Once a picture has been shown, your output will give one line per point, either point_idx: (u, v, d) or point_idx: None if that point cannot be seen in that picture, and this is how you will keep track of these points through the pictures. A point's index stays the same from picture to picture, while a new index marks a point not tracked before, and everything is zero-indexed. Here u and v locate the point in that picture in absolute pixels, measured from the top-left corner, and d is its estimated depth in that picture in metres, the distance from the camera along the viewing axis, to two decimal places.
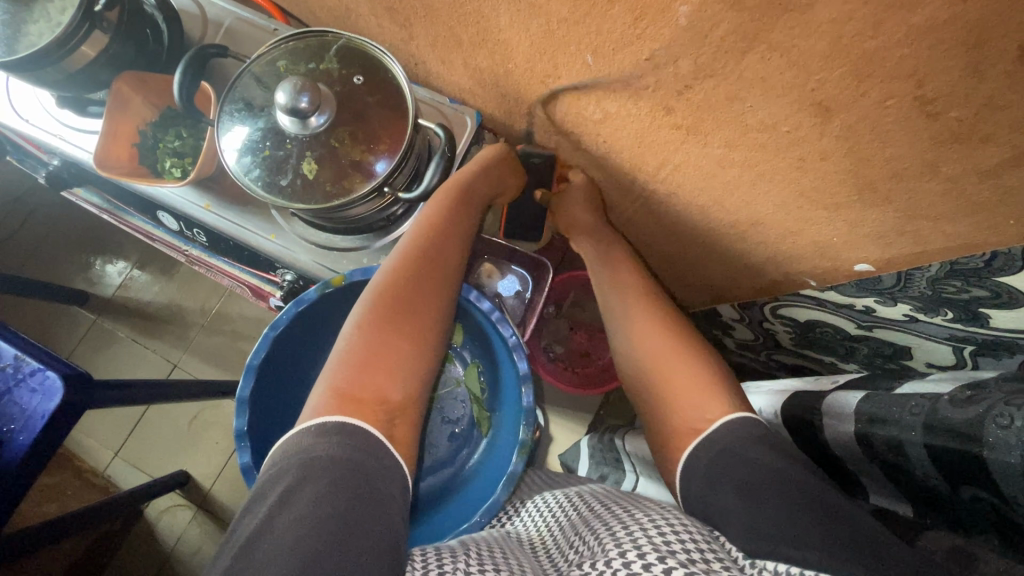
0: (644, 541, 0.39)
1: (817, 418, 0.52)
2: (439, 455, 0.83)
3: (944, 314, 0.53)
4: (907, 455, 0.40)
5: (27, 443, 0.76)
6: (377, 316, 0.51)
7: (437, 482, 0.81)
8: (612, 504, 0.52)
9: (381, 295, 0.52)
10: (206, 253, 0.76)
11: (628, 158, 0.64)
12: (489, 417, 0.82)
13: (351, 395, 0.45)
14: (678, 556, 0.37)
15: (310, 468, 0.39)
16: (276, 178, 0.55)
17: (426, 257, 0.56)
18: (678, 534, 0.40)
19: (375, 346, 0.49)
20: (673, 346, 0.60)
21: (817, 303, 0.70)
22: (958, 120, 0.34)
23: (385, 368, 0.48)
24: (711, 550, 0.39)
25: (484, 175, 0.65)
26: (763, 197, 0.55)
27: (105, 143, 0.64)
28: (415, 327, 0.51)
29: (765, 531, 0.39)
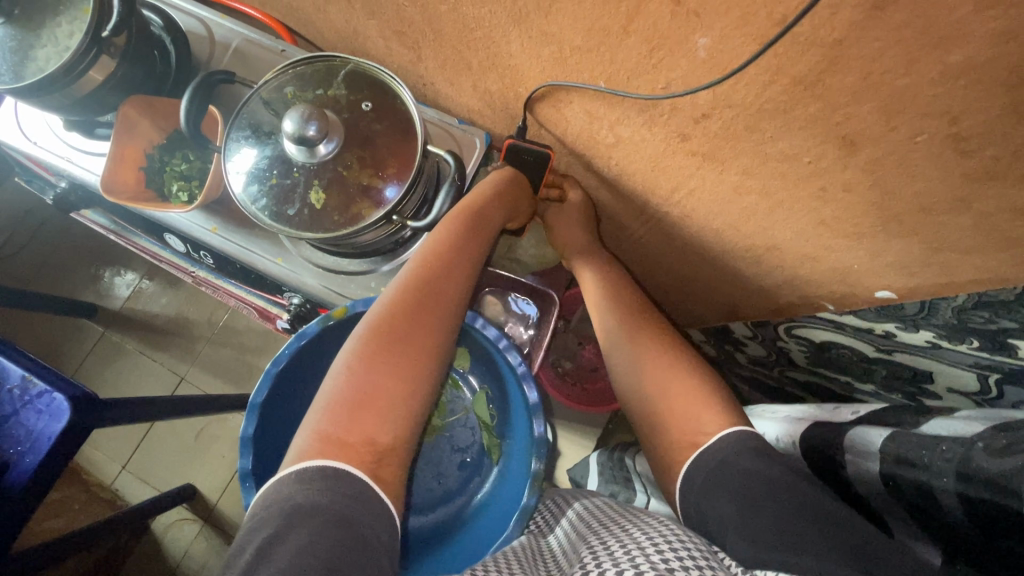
0: (642, 559, 0.37)
1: (838, 453, 0.50)
2: (450, 485, 0.81)
3: (970, 343, 0.51)
4: (938, 500, 0.39)
5: (34, 465, 0.76)
6: (368, 350, 0.50)
7: (448, 513, 0.79)
8: (607, 523, 0.50)
9: (373, 330, 0.51)
10: (213, 276, 0.74)
11: (640, 181, 0.62)
12: (500, 445, 0.80)
13: (337, 438, 0.44)
14: (675, 571, 0.36)
15: (292, 517, 0.37)
16: (284, 207, 0.54)
17: (427, 288, 0.55)
18: (677, 550, 0.38)
19: (364, 384, 0.47)
20: (678, 370, 0.59)
21: (833, 325, 0.68)
22: (993, 159, 0.32)
23: (374, 410, 0.46)
24: (711, 567, 0.37)
25: (499, 200, 0.64)
26: (781, 223, 0.53)
27: (112, 167, 0.63)
28: (408, 366, 0.50)
29: (767, 544, 0.38)
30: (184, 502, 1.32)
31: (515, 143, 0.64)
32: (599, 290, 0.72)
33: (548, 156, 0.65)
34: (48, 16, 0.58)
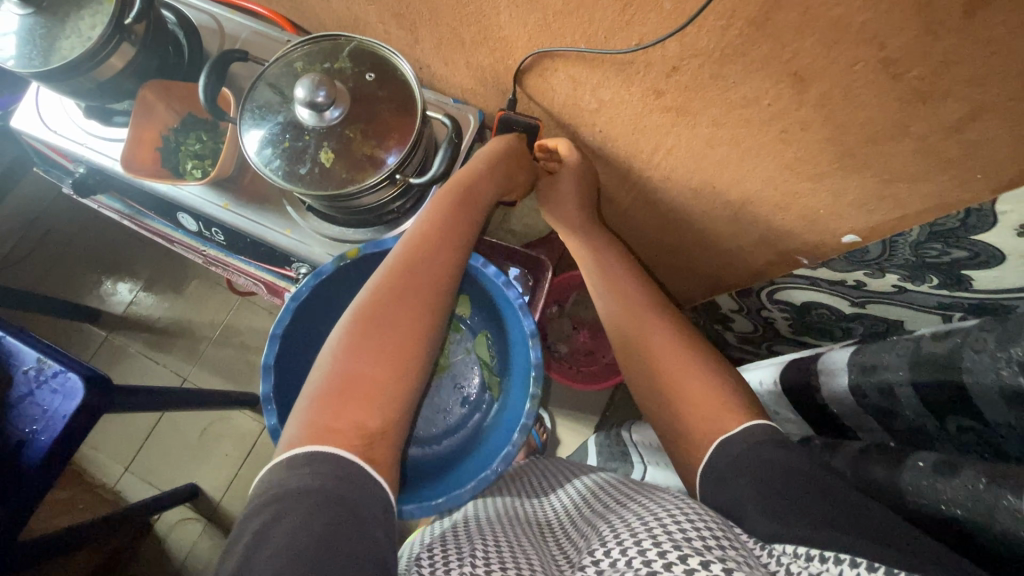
0: (659, 530, 0.40)
1: (812, 379, 0.54)
2: (451, 421, 0.84)
3: (930, 281, 0.56)
4: (897, 396, 0.42)
5: (49, 442, 0.79)
6: (354, 339, 0.53)
7: (448, 447, 0.82)
8: (610, 508, 0.52)
9: (360, 317, 0.55)
10: (224, 254, 0.77)
11: (623, 146, 0.67)
12: (500, 382, 0.84)
13: (326, 426, 0.47)
14: (697, 548, 0.38)
15: (287, 499, 0.40)
16: (296, 167, 0.58)
17: (411, 274, 0.58)
18: (694, 521, 0.41)
19: (350, 369, 0.51)
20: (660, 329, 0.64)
21: (810, 282, 0.74)
22: (918, 78, 0.38)
23: (362, 400, 0.50)
24: (727, 537, 0.40)
25: (490, 177, 0.68)
26: (751, 173, 0.59)
27: (131, 148, 0.69)
28: (393, 351, 0.53)
29: (782, 516, 0.39)
30: (188, 500, 1.33)
31: (508, 115, 0.69)
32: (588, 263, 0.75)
33: (538, 128, 0.70)
34: (74, 8, 0.63)
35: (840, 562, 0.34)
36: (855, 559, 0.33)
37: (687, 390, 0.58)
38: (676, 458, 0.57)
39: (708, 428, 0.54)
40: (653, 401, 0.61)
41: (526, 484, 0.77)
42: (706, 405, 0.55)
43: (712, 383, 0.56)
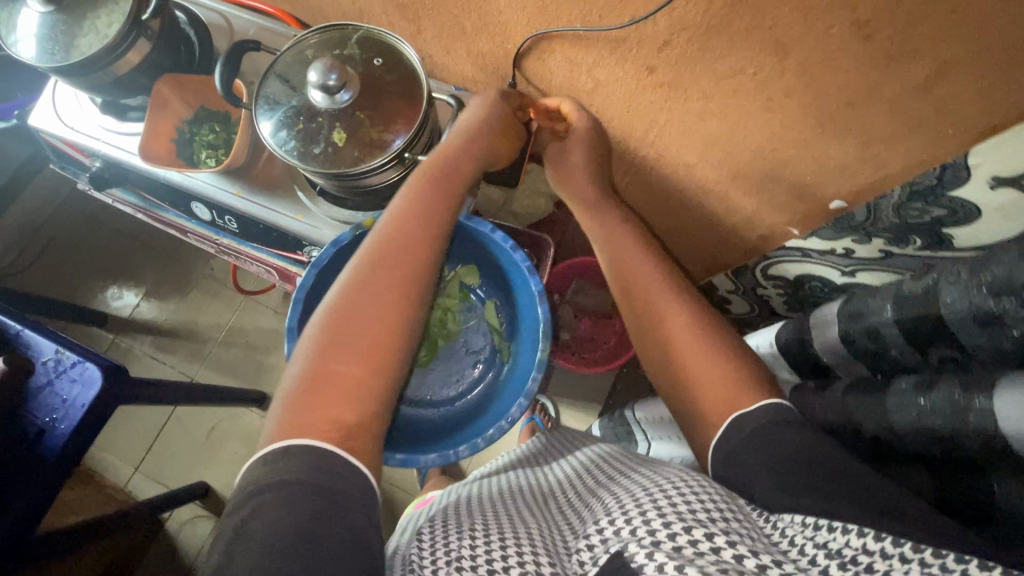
0: (664, 504, 0.42)
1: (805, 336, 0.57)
2: (464, 384, 0.87)
3: (914, 242, 0.62)
4: (882, 336, 0.45)
5: (68, 430, 0.81)
6: (327, 336, 0.55)
7: (462, 407, 0.86)
8: (612, 479, 0.55)
9: (334, 317, 0.56)
10: (236, 242, 0.80)
11: (618, 127, 0.71)
12: (510, 346, 0.86)
13: (302, 422, 0.49)
14: (701, 521, 0.40)
15: (277, 487, 0.44)
16: (310, 147, 0.60)
17: (385, 265, 0.59)
18: (699, 495, 0.43)
19: (323, 368, 0.53)
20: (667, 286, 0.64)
21: (802, 254, 0.78)
22: (890, 38, 0.42)
23: (335, 397, 0.52)
24: (729, 509, 0.42)
25: (467, 157, 0.66)
26: (741, 145, 0.62)
27: (147, 137, 0.71)
28: (366, 346, 0.55)
29: (794, 491, 0.42)
30: (198, 498, 1.35)
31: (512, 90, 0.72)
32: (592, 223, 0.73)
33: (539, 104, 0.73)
34: (92, 6, 0.66)
35: (848, 531, 0.37)
36: (859, 529, 0.37)
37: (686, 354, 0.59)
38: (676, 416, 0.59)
39: (707, 380, 0.56)
40: (652, 364, 0.63)
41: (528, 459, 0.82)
42: (704, 359, 0.57)
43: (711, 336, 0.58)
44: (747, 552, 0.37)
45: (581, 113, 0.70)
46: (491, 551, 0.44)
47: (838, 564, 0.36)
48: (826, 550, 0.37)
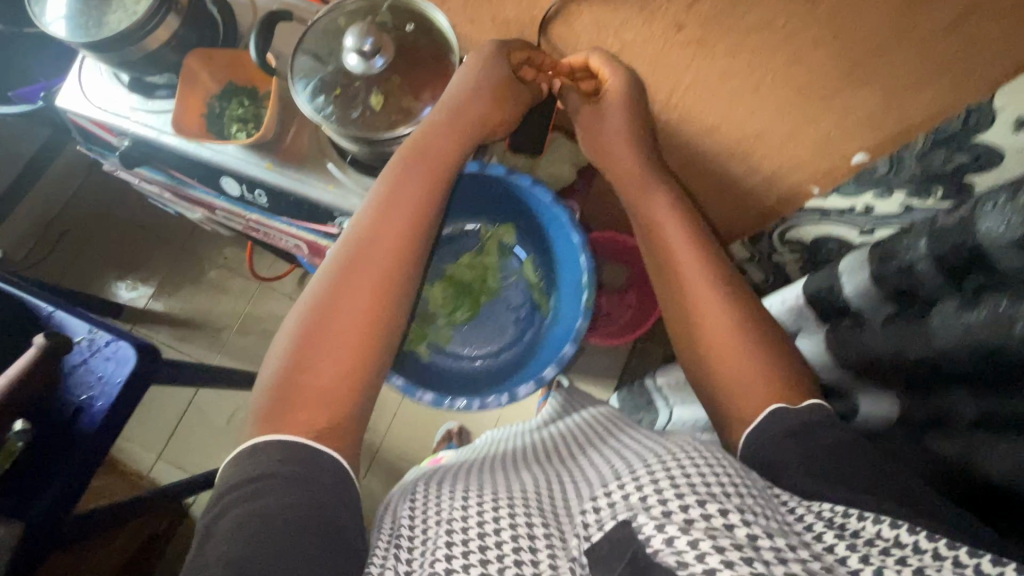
0: (665, 479, 0.43)
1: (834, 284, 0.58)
2: (506, 338, 0.90)
3: (936, 193, 0.60)
4: (916, 272, 0.46)
5: (105, 407, 0.82)
6: (305, 335, 0.56)
7: (506, 361, 0.89)
8: (621, 448, 0.57)
9: (308, 318, 0.57)
10: (265, 217, 0.81)
11: (643, 90, 0.72)
12: (549, 300, 0.89)
13: (278, 418, 0.52)
14: (715, 496, 0.41)
15: (251, 485, 0.46)
16: (349, 112, 0.63)
17: (354, 264, 0.59)
18: (701, 468, 0.44)
19: (305, 367, 0.54)
20: (713, 278, 0.63)
21: (822, 214, 0.78)
22: None
23: (308, 399, 0.53)
24: (743, 485, 0.44)
25: (443, 143, 0.66)
26: (765, 103, 0.63)
27: (179, 111, 0.73)
28: (346, 345, 0.56)
29: (823, 477, 0.45)
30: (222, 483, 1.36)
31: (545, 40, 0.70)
32: (638, 201, 0.71)
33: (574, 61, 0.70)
34: None
35: (878, 522, 0.40)
36: (890, 521, 0.39)
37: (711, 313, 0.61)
38: (701, 382, 0.61)
39: (736, 371, 0.57)
40: (675, 324, 0.66)
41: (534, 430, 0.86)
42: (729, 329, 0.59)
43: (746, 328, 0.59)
44: (762, 533, 0.39)
45: (615, 68, 0.67)
46: (481, 513, 0.47)
47: (859, 556, 0.39)
48: (851, 543, 0.40)
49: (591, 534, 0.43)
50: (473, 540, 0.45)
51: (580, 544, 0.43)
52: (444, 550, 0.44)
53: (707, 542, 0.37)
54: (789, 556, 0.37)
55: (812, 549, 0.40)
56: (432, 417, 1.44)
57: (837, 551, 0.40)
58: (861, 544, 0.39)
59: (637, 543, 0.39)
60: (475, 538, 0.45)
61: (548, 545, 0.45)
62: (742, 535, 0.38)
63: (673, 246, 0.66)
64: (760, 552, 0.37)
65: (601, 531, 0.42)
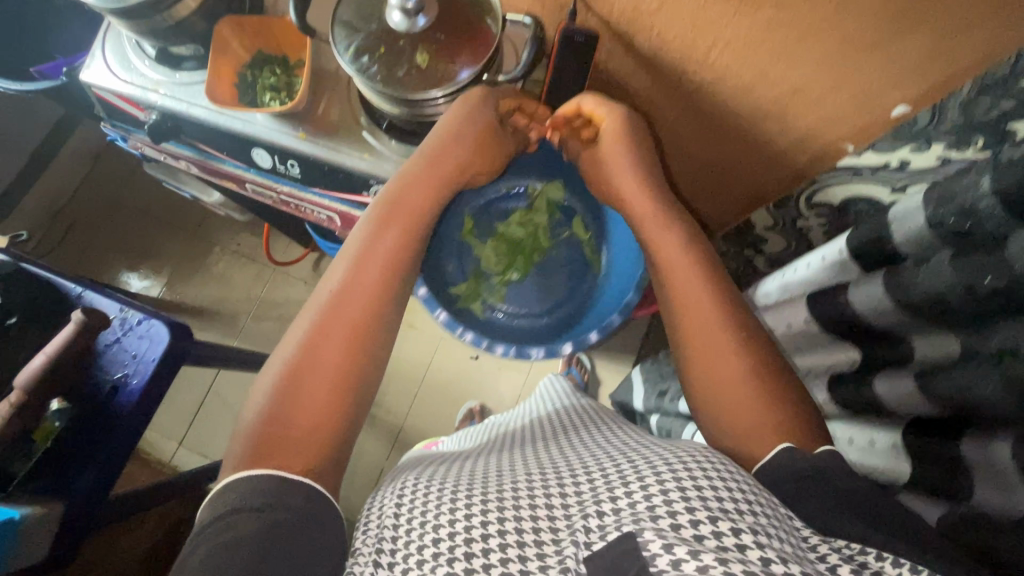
0: (673, 486, 0.41)
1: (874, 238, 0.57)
2: (562, 293, 0.97)
3: (977, 143, 0.59)
4: (979, 211, 0.43)
5: (140, 386, 0.81)
6: (286, 380, 0.55)
7: (564, 314, 0.96)
8: (624, 450, 0.55)
9: (291, 362, 0.56)
10: (297, 189, 0.81)
11: (679, 49, 0.72)
12: (600, 254, 0.96)
13: (263, 456, 0.50)
14: (728, 513, 0.39)
15: (218, 523, 0.45)
16: (394, 70, 0.64)
17: (335, 310, 0.60)
18: (712, 480, 0.42)
19: (277, 414, 0.53)
20: (726, 325, 0.61)
21: (854, 172, 0.78)
22: None
23: (287, 446, 0.51)
24: (759, 504, 0.41)
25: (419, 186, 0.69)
26: (807, 55, 0.63)
27: (213, 80, 0.73)
28: (324, 392, 0.55)
29: (840, 510, 0.43)
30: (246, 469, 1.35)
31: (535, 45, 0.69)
32: (649, 237, 0.71)
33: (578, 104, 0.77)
34: None
35: (888, 559, 0.37)
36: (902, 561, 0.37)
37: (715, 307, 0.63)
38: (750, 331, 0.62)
39: (744, 422, 0.56)
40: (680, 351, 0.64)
41: (522, 427, 0.83)
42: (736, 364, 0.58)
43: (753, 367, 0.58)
44: (777, 557, 0.36)
45: (612, 108, 0.74)
46: (468, 515, 0.45)
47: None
48: (854, 566, 0.37)
49: (592, 542, 0.40)
50: (459, 545, 0.43)
51: (574, 553, 0.40)
52: (430, 552, 0.43)
53: (715, 562, 0.34)
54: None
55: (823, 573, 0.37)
56: (454, 396, 1.44)
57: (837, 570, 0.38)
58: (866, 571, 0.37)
59: (640, 560, 0.36)
60: (461, 544, 0.43)
61: (535, 555, 0.42)
62: (755, 558, 0.36)
63: (672, 274, 0.67)
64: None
65: (602, 543, 0.39)
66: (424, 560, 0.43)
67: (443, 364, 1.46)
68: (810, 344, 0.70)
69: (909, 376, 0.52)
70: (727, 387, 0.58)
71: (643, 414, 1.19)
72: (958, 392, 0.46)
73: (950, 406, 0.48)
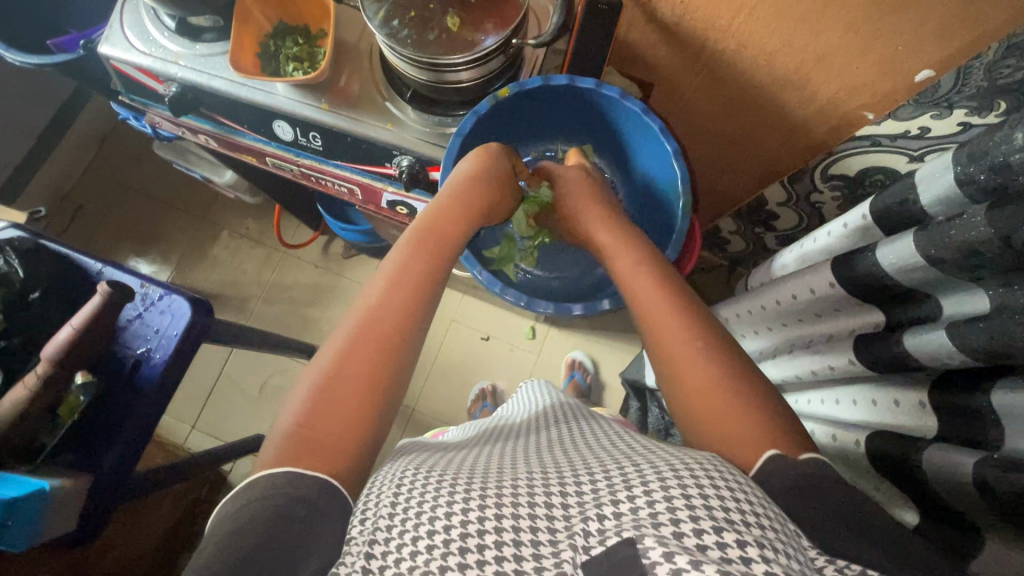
0: (678, 493, 0.39)
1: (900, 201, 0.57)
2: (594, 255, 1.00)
3: (997, 106, 0.64)
4: (1012, 164, 0.44)
5: (163, 360, 0.82)
6: (322, 393, 0.54)
7: (597, 275, 0.99)
8: (628, 450, 0.52)
9: (325, 379, 0.55)
10: (318, 162, 0.81)
11: (703, 17, 0.72)
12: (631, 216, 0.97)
13: (298, 453, 0.50)
14: (734, 523, 0.37)
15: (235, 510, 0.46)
16: (425, 34, 0.66)
17: (372, 331, 0.59)
18: (721, 490, 0.40)
19: (309, 421, 0.52)
20: (685, 329, 0.59)
21: (872, 142, 0.80)
22: None
23: (320, 454, 0.51)
24: (767, 514, 0.39)
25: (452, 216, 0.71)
26: (834, 19, 0.63)
27: (237, 49, 0.73)
28: (355, 403, 0.54)
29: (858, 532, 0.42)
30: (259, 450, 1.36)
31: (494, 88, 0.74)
32: (619, 261, 0.69)
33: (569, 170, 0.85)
34: None
35: None
36: None
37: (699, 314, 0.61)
38: None
39: (736, 422, 0.52)
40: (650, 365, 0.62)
41: (521, 421, 0.79)
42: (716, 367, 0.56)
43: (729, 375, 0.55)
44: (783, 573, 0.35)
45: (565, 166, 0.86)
46: (466, 506, 0.42)
47: None
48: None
49: (591, 546, 0.38)
50: (455, 539, 0.40)
51: (571, 557, 0.38)
52: (425, 545, 0.40)
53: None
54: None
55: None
56: (463, 377, 1.45)
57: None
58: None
59: (638, 568, 0.35)
60: (457, 538, 0.40)
61: (531, 554, 0.39)
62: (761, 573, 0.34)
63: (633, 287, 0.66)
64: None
65: (601, 546, 0.37)
66: (418, 555, 0.40)
67: (452, 345, 1.47)
68: (827, 311, 0.72)
69: (939, 329, 0.53)
70: (695, 386, 0.55)
71: (653, 390, 1.20)
72: (993, 344, 0.47)
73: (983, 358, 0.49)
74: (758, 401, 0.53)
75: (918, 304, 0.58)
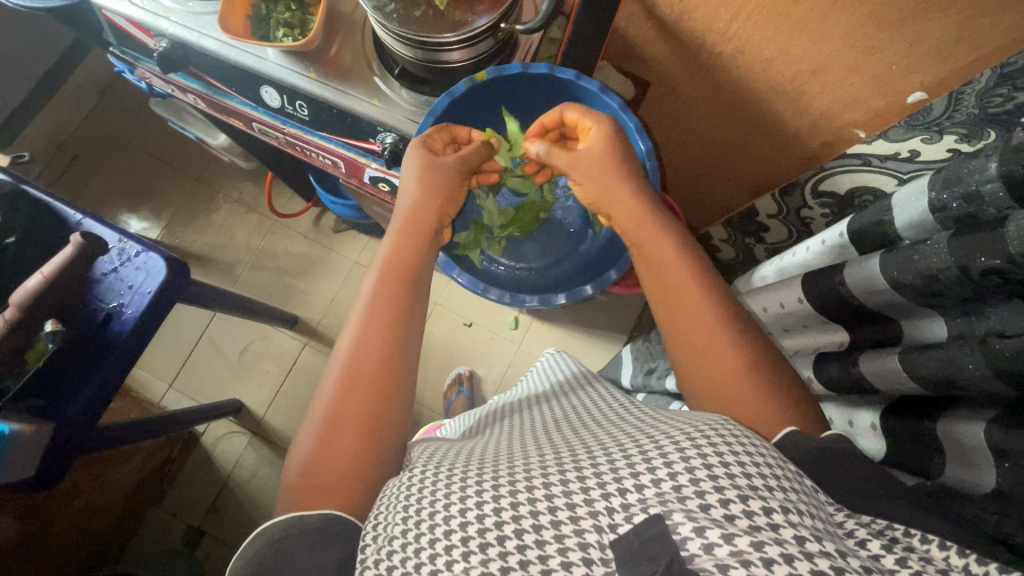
0: (695, 457, 0.37)
1: (874, 222, 0.57)
2: (560, 254, 1.02)
3: (986, 137, 0.60)
4: (982, 194, 0.44)
5: (134, 316, 0.82)
6: (320, 436, 0.53)
7: (562, 271, 1.01)
8: (635, 424, 0.49)
9: (325, 420, 0.54)
10: (304, 132, 0.80)
11: (702, 16, 0.70)
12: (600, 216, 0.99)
13: (307, 496, 0.50)
14: (757, 491, 0.35)
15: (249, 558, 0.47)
16: (412, 9, 0.65)
17: (355, 372, 0.57)
18: (738, 452, 0.38)
19: (310, 468, 0.51)
20: (695, 348, 0.57)
21: (863, 160, 0.78)
22: None
23: (328, 494, 0.50)
24: (789, 479, 0.38)
25: (421, 235, 0.69)
26: (831, 31, 0.62)
27: (226, 10, 0.72)
28: (356, 433, 0.54)
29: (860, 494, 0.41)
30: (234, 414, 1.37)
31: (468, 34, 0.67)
32: (639, 238, 0.66)
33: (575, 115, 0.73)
34: None
35: (930, 542, 0.36)
36: (945, 542, 0.36)
37: (711, 305, 0.58)
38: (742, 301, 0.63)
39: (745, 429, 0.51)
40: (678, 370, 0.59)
41: (532, 398, 0.80)
42: (736, 360, 0.54)
43: (757, 371, 0.53)
44: (810, 535, 0.33)
45: (598, 118, 0.72)
46: (479, 502, 0.39)
47: (895, 556, 0.35)
48: (886, 542, 0.36)
49: (619, 525, 0.36)
50: (473, 537, 0.38)
51: (597, 540, 0.36)
52: (443, 547, 0.38)
53: (750, 548, 0.32)
54: (844, 563, 0.31)
55: (854, 549, 0.35)
56: (442, 360, 1.46)
57: (871, 546, 0.36)
58: (900, 546, 0.36)
59: (672, 546, 0.34)
60: (476, 535, 0.38)
61: (553, 538, 0.37)
62: (790, 538, 0.33)
63: (663, 279, 0.62)
64: (812, 559, 0.31)
65: (629, 524, 0.36)
66: (437, 557, 0.38)
67: (435, 327, 1.47)
68: (796, 327, 0.72)
69: (893, 352, 0.53)
70: (721, 388, 0.54)
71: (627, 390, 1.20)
72: (940, 373, 0.47)
73: (937, 389, 0.48)
74: (774, 395, 0.52)
75: (878, 326, 0.57)
